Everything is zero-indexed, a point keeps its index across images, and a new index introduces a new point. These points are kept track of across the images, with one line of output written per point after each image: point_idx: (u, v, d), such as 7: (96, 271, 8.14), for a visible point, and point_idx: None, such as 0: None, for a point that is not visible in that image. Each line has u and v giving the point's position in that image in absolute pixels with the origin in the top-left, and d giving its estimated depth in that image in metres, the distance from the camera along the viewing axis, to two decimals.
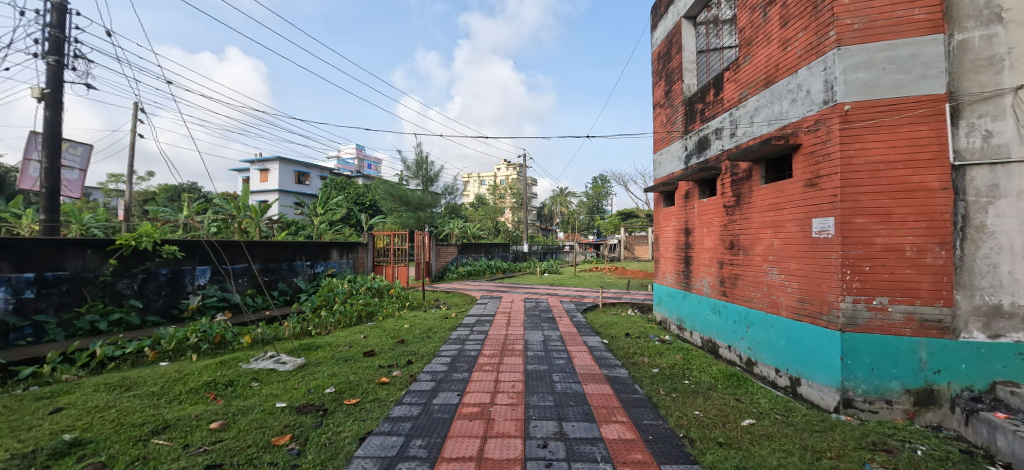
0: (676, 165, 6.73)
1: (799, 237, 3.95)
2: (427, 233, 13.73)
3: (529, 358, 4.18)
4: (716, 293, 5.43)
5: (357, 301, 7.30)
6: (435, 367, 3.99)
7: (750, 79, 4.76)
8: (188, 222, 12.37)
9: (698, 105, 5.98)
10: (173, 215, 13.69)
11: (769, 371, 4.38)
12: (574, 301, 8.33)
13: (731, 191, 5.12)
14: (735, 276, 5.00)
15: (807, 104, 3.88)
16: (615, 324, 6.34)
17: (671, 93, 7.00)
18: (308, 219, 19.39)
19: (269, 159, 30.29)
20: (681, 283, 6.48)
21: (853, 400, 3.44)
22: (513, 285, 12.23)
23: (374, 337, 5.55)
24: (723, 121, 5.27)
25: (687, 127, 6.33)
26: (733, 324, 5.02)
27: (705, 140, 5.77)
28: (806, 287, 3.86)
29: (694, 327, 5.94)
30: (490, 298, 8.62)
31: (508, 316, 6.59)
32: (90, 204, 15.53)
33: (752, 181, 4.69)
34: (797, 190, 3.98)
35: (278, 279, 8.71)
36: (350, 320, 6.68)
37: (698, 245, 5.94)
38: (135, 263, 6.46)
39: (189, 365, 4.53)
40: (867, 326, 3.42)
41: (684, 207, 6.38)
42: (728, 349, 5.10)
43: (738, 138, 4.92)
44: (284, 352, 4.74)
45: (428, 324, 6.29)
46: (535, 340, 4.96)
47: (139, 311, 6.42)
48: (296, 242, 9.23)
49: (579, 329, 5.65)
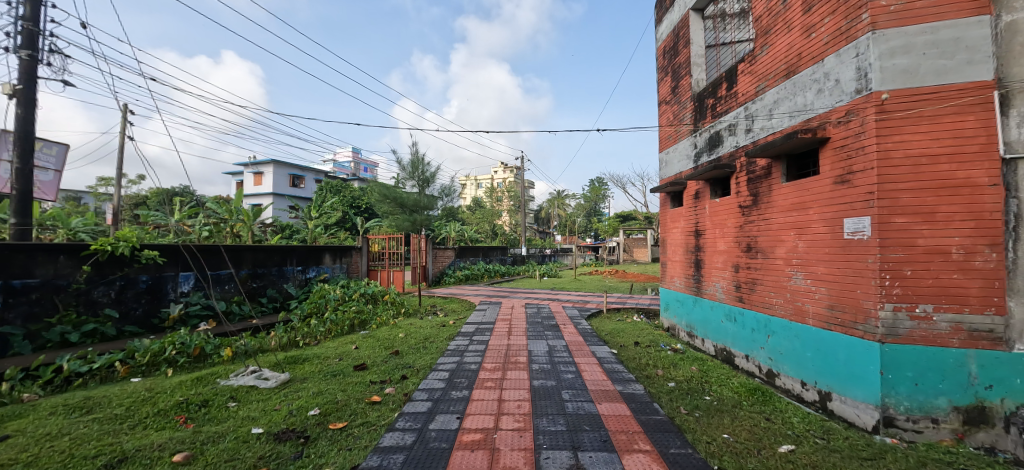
0: (684, 164, 6.42)
1: (827, 238, 3.63)
2: (422, 236, 13.37)
3: (534, 373, 3.82)
4: (731, 299, 5.09)
5: (349, 308, 6.91)
6: (431, 383, 3.63)
7: (769, 70, 4.45)
8: (177, 227, 11.96)
9: (709, 101, 5.67)
10: (161, 220, 13.27)
11: (793, 383, 4.04)
12: (577, 306, 7.97)
13: (747, 190, 4.80)
14: (753, 281, 4.67)
15: (835, 93, 3.57)
16: (622, 332, 5.99)
17: (678, 88, 6.69)
18: (302, 222, 18.98)
19: (263, 161, 29.82)
20: (691, 288, 6.15)
21: (895, 419, 3.11)
22: (512, 290, 11.86)
23: (366, 348, 5.17)
24: (738, 116, 4.96)
25: (697, 124, 6.02)
26: (751, 332, 4.69)
27: (717, 137, 5.45)
28: (837, 294, 3.53)
29: (706, 335, 5.61)
30: (489, 304, 8.25)
31: (509, 323, 6.24)
32: (77, 208, 15.08)
33: (772, 179, 4.37)
34: (826, 187, 3.66)
35: (267, 286, 8.31)
36: (342, 329, 6.29)
37: (710, 248, 5.61)
38: (111, 270, 6.05)
39: (162, 381, 4.14)
40: (909, 337, 3.10)
41: (694, 208, 6.05)
42: (746, 358, 4.77)
43: (755, 133, 4.62)
44: (267, 366, 4.35)
45: (425, 333, 5.93)
46: (539, 351, 4.61)
47: (116, 320, 6.02)
48: (286, 246, 8.83)
49: (586, 338, 5.30)
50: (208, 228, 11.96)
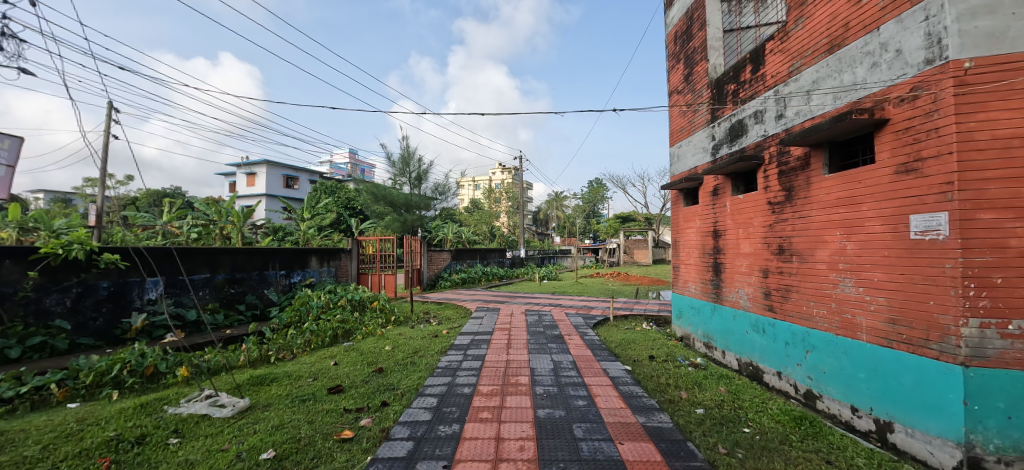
0: (699, 157, 5.84)
1: (887, 238, 3.05)
2: (415, 237, 12.80)
3: (538, 399, 3.21)
4: (760, 308, 4.51)
5: (332, 317, 6.28)
6: (416, 414, 3.03)
7: (807, 47, 3.89)
8: (161, 228, 11.33)
9: (730, 87, 5.10)
10: (147, 220, 12.65)
11: (841, 409, 3.47)
12: (581, 313, 7.36)
13: (778, 184, 4.22)
14: (787, 288, 4.09)
15: (896, 67, 3.01)
16: (633, 343, 5.39)
17: (691, 75, 6.11)
18: (294, 223, 18.34)
19: (256, 162, 29.12)
20: (708, 294, 5.58)
21: (983, 460, 2.53)
22: (511, 294, 11.25)
23: (346, 365, 4.56)
24: (766, 101, 4.40)
25: (715, 113, 5.45)
26: (783, 346, 4.13)
27: (739, 126, 4.89)
28: (902, 305, 2.95)
29: (728, 347, 5.03)
30: (485, 311, 7.62)
31: (508, 334, 5.62)
32: (61, 209, 14.43)
33: (811, 171, 3.80)
34: (885, 179, 3.09)
35: (246, 292, 7.68)
36: (322, 341, 5.66)
37: (732, 250, 5.03)
38: (67, 275, 5.43)
39: (101, 409, 3.51)
40: (1001, 360, 2.53)
41: (712, 206, 5.48)
42: (778, 376, 4.20)
43: (788, 120, 4.06)
44: (226, 389, 3.73)
45: (414, 345, 5.31)
46: (543, 369, 4.01)
47: (70, 332, 5.40)
48: (269, 249, 8.21)
49: (595, 352, 4.68)
50: (195, 229, 11.33)
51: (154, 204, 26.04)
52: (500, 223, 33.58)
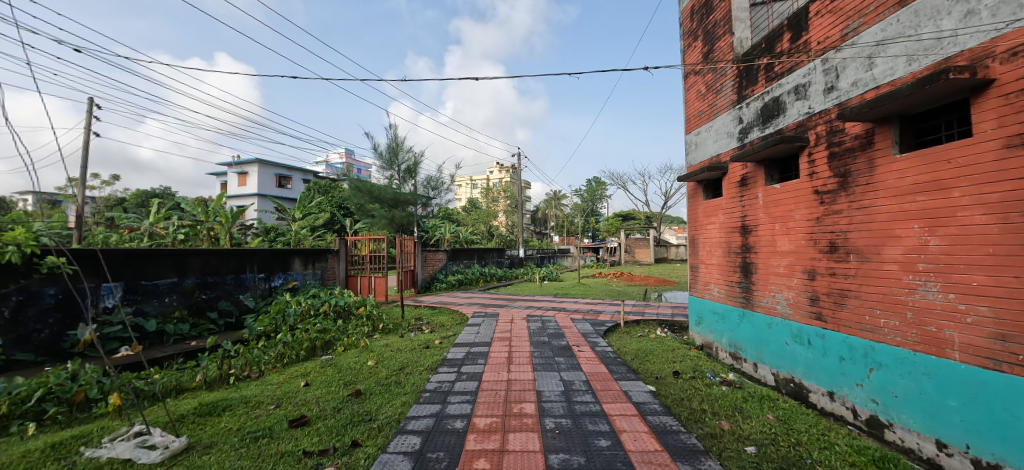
0: (723, 143, 5.17)
1: (993, 232, 2.41)
2: (409, 237, 12.09)
3: (549, 439, 2.53)
4: (804, 317, 3.85)
5: (310, 327, 5.56)
6: (393, 461, 2.35)
7: (867, 3, 3.23)
8: (142, 229, 10.70)
9: (762, 60, 4.44)
10: (131, 220, 12.00)
11: (920, 442, 2.82)
12: (588, 319, 6.67)
13: (828, 170, 3.57)
14: (841, 293, 3.44)
15: (1006, 12, 2.37)
16: (651, 355, 4.72)
17: (712, 52, 5.44)
18: (286, 224, 17.64)
19: (249, 161, 28.37)
20: (735, 298, 4.91)
21: None
22: (511, 297, 10.49)
23: (318, 386, 3.87)
24: (811, 72, 3.75)
25: (743, 92, 4.78)
26: (836, 361, 3.49)
27: (774, 105, 4.24)
28: (1017, 317, 2.31)
29: (762, 359, 4.39)
30: (484, 317, 6.94)
31: (509, 346, 4.93)
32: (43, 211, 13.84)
33: (875, 151, 3.15)
34: (988, 156, 2.44)
35: (219, 297, 6.97)
36: (297, 355, 4.96)
37: (765, 249, 4.37)
38: (4, 281, 4.72)
39: (3, 450, 2.81)
40: None
41: (739, 199, 4.82)
42: (829, 397, 3.56)
43: (842, 92, 3.42)
44: (163, 423, 3.03)
45: (401, 360, 4.62)
46: (552, 392, 3.33)
47: (7, 346, 4.68)
48: (246, 250, 7.49)
49: (610, 368, 4.01)
50: (178, 230, 10.67)
51: (143, 206, 25.32)
52: (499, 223, 32.83)
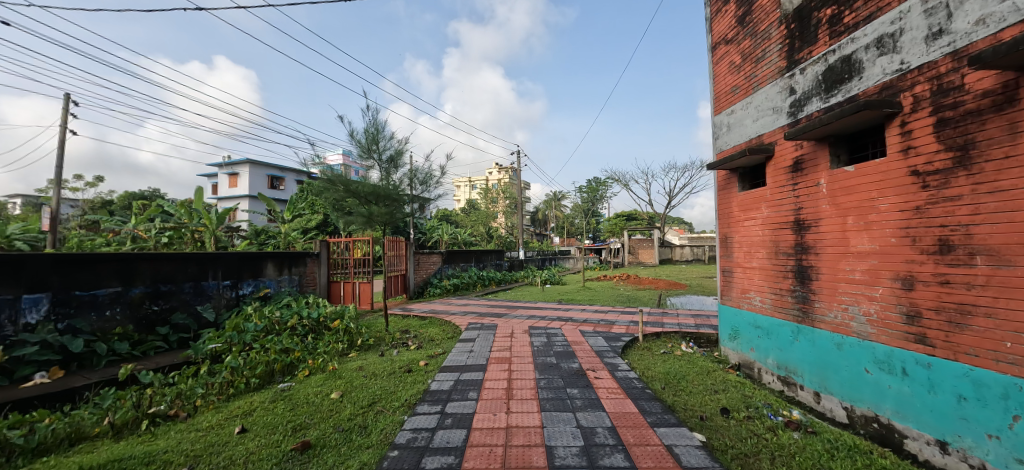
0: (766, 120, 4.26)
1: None
2: (400, 238, 11.13)
3: None
4: (895, 339, 2.94)
5: (269, 346, 4.63)
6: None
7: None
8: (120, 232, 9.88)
9: (823, 12, 3.53)
10: (110, 223, 11.15)
11: None
12: (600, 332, 5.73)
13: (936, 142, 2.65)
14: (961, 310, 2.53)
15: None
16: (686, 382, 3.78)
17: (748, 14, 4.52)
18: (275, 226, 16.69)
19: (240, 162, 27.41)
20: (785, 310, 4.00)
21: None
22: (510, 303, 9.54)
23: (256, 433, 2.93)
24: (904, 14, 2.84)
25: (794, 56, 3.88)
26: (952, 401, 2.58)
27: (844, 66, 3.33)
28: None
29: (828, 389, 3.48)
30: (479, 330, 6.01)
31: (509, 370, 4.01)
32: (19, 215, 12.99)
33: (1020, 111, 2.25)
34: None
35: (174, 309, 6.04)
36: (247, 383, 4.03)
37: (831, 249, 3.46)
38: None
39: None
40: None
41: (792, 187, 3.91)
42: (939, 449, 2.65)
43: (961, 34, 2.51)
44: None
45: (375, 389, 3.71)
46: (566, 449, 2.41)
47: None
48: (207, 254, 6.57)
49: (642, 405, 3.10)
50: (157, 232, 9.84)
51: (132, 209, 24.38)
52: (498, 224, 31.89)
